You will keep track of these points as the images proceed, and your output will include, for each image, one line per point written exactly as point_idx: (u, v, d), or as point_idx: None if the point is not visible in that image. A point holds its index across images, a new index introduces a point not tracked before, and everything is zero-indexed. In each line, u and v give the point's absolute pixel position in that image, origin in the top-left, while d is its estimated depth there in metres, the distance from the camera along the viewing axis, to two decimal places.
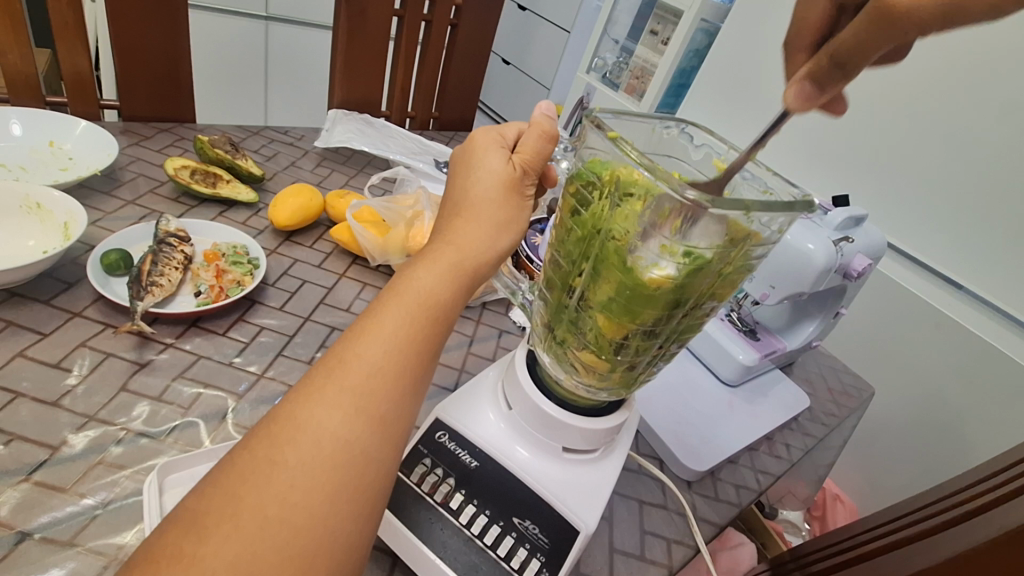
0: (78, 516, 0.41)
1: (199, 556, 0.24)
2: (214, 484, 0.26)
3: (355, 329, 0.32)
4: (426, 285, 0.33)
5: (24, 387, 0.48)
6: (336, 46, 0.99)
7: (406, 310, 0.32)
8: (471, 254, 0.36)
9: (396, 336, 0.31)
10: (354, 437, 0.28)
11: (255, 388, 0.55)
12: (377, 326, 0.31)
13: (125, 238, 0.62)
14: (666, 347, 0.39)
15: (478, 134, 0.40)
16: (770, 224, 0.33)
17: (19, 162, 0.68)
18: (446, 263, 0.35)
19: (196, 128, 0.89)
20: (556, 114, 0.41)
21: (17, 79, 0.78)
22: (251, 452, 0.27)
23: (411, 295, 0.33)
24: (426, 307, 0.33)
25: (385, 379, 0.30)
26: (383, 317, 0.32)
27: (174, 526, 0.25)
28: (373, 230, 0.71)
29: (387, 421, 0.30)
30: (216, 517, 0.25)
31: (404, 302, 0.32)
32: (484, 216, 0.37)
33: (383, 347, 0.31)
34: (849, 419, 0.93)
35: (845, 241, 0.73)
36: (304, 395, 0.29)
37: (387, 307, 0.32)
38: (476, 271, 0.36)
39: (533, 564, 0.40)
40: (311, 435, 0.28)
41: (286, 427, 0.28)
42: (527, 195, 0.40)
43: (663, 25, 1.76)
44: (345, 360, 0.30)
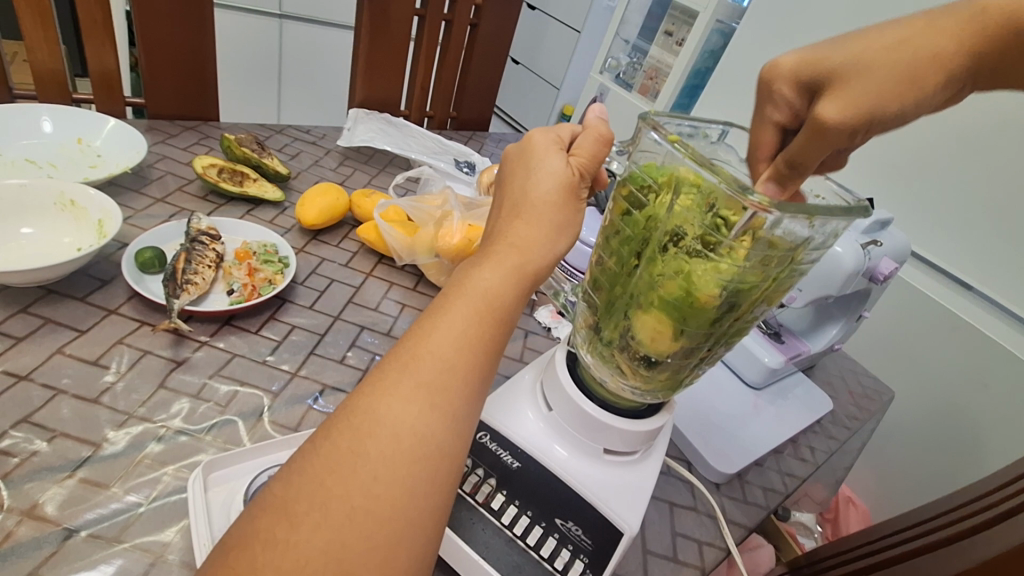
0: (123, 513, 0.42)
1: (291, 542, 0.24)
2: (297, 472, 0.26)
3: (424, 323, 0.32)
4: (493, 282, 0.33)
5: (65, 383, 0.48)
6: (358, 46, 1.00)
7: (474, 307, 0.32)
8: (533, 252, 0.36)
9: (467, 332, 0.31)
10: (431, 432, 0.28)
11: (289, 386, 0.55)
12: (447, 322, 0.31)
13: (158, 236, 0.62)
14: (714, 350, 0.39)
15: (536, 133, 0.40)
16: (828, 228, 0.33)
17: (50, 159, 0.68)
18: (509, 261, 0.35)
19: (220, 126, 0.90)
20: (609, 116, 0.41)
21: (45, 75, 0.78)
22: (332, 442, 0.27)
23: (479, 292, 0.33)
24: (493, 305, 0.33)
25: (457, 374, 0.30)
26: (452, 313, 0.32)
27: (265, 512, 0.25)
28: (401, 229, 0.71)
29: (458, 417, 0.30)
30: (304, 505, 0.25)
31: (472, 299, 0.32)
32: (545, 215, 0.37)
33: (454, 343, 0.31)
34: (870, 423, 0.92)
35: (873, 244, 0.73)
36: (381, 387, 0.29)
37: (455, 303, 0.32)
38: (537, 270, 0.36)
39: (577, 565, 0.41)
40: (389, 429, 0.28)
41: (365, 419, 0.28)
42: (583, 196, 0.40)
43: (677, 25, 1.76)
44: (419, 353, 0.30)
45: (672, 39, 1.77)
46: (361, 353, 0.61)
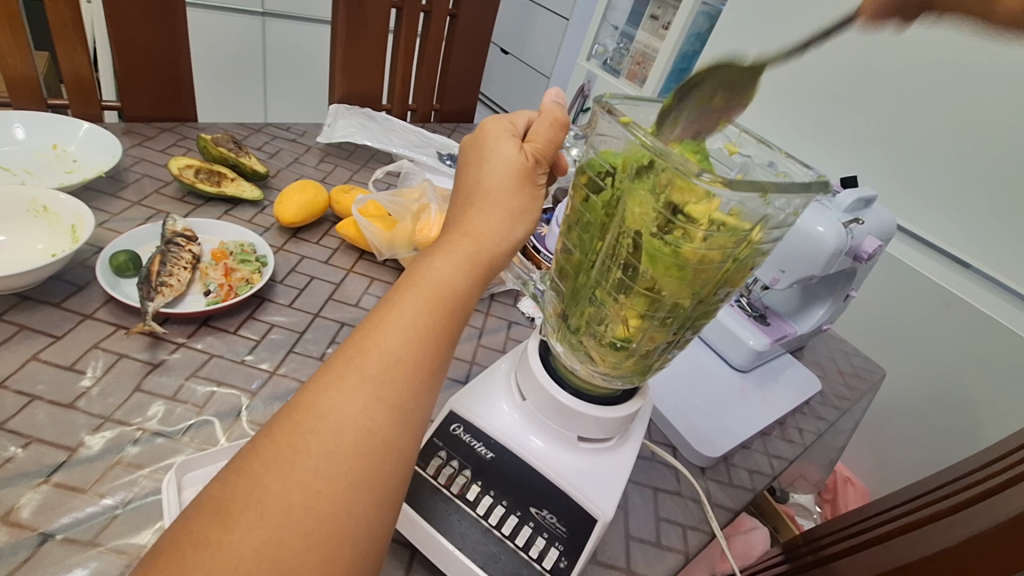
0: (99, 516, 0.42)
1: (227, 541, 0.24)
2: (238, 470, 0.26)
3: (374, 316, 0.32)
4: (444, 273, 0.34)
5: (40, 389, 0.48)
6: (335, 41, 0.99)
7: (425, 299, 0.32)
8: (486, 243, 0.36)
9: (416, 324, 0.31)
10: (378, 425, 0.29)
11: (268, 384, 0.55)
12: (397, 315, 0.31)
13: (133, 239, 0.62)
14: (681, 334, 0.39)
15: (490, 122, 0.40)
16: (786, 206, 0.32)
17: (24, 166, 0.68)
18: (461, 252, 0.35)
19: (198, 127, 0.89)
20: (568, 101, 0.41)
21: (17, 81, 0.78)
22: (275, 439, 0.27)
23: (429, 284, 0.33)
24: (445, 297, 0.33)
25: (406, 367, 0.30)
26: (401, 306, 0.32)
27: (202, 510, 0.25)
28: (379, 223, 0.71)
29: (406, 410, 0.30)
30: (241, 503, 0.25)
31: (421, 291, 0.32)
32: (498, 206, 0.37)
33: (403, 336, 0.31)
34: (861, 402, 0.93)
35: (855, 222, 0.72)
36: (325, 383, 0.29)
37: (405, 295, 0.32)
38: (491, 261, 0.36)
39: (553, 552, 0.41)
40: (333, 424, 0.28)
41: (308, 414, 0.28)
42: (540, 184, 0.40)
43: (663, 9, 1.74)
44: (367, 347, 0.30)
45: (658, 24, 1.75)
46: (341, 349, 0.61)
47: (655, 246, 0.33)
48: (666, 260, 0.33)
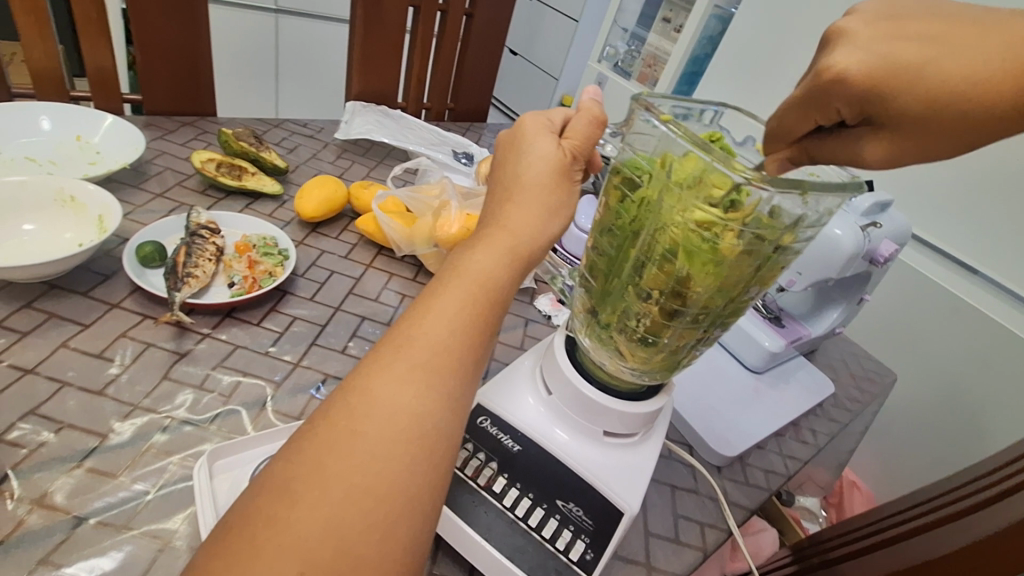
0: (131, 501, 0.42)
1: (290, 519, 0.25)
2: (297, 452, 0.27)
3: (418, 306, 0.33)
4: (486, 264, 0.34)
5: (70, 376, 0.49)
6: (354, 38, 0.99)
7: (467, 290, 0.33)
8: (526, 234, 0.36)
9: (460, 312, 0.32)
10: (427, 411, 0.29)
11: (292, 376, 0.56)
12: (440, 305, 0.32)
13: (158, 231, 0.63)
14: (710, 331, 0.39)
15: (526, 121, 0.40)
16: (820, 206, 0.33)
17: (49, 157, 0.69)
18: (501, 243, 0.35)
19: (218, 121, 0.90)
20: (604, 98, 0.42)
21: (42, 74, 0.78)
22: (331, 422, 0.28)
23: (473, 275, 0.34)
24: (488, 286, 0.34)
25: (451, 355, 0.31)
26: (447, 296, 0.32)
27: (264, 490, 0.26)
28: (400, 220, 0.71)
29: (452, 396, 0.30)
30: (302, 483, 0.26)
31: (466, 282, 0.33)
32: (535, 200, 0.37)
33: (447, 324, 0.31)
34: (871, 405, 0.93)
35: (872, 226, 0.73)
36: (376, 369, 0.30)
37: (448, 285, 0.33)
38: (531, 252, 0.37)
39: (579, 545, 0.41)
40: (386, 409, 0.28)
41: (361, 398, 0.29)
42: (575, 179, 0.40)
43: (675, 12, 1.75)
44: (412, 335, 0.31)
45: (670, 26, 1.76)
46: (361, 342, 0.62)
47: (692, 243, 0.33)
48: (702, 256, 0.33)
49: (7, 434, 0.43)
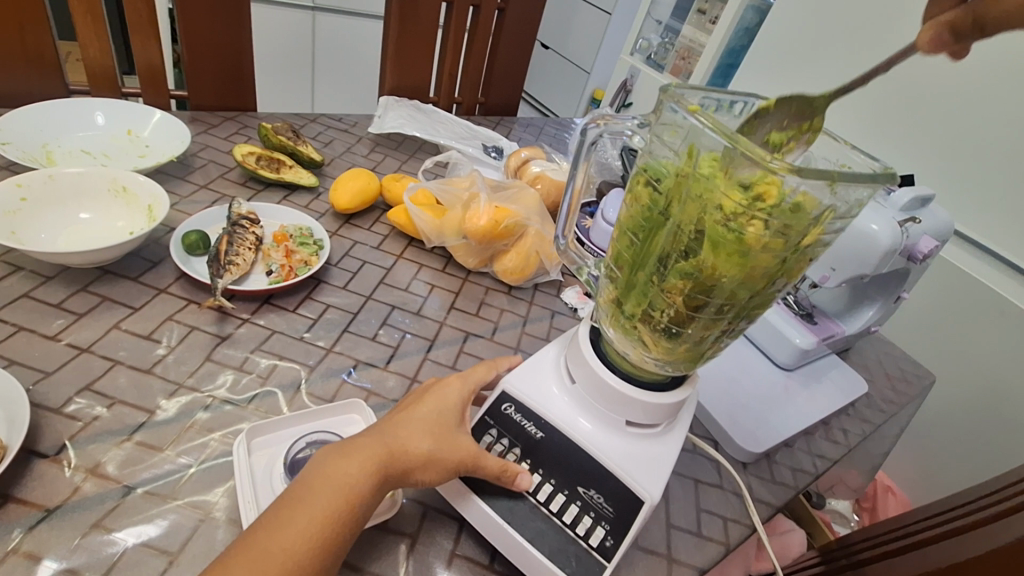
0: (176, 473, 0.45)
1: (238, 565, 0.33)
2: (264, 516, 0.35)
3: (332, 453, 0.39)
4: (395, 433, 0.41)
5: (122, 355, 0.52)
6: (388, 34, 1.01)
7: (372, 453, 0.39)
8: (440, 416, 0.43)
9: (362, 471, 0.38)
10: (305, 556, 0.34)
11: (325, 361, 0.58)
12: (348, 459, 0.38)
13: (202, 220, 0.66)
14: (735, 323, 0.39)
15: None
16: (851, 197, 0.33)
17: (102, 150, 0.73)
18: (416, 419, 0.42)
19: (258, 116, 0.93)
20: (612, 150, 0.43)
21: (97, 71, 0.83)
22: (294, 495, 0.36)
23: (429, 408, 0.43)
24: (391, 453, 0.39)
25: (344, 508, 0.36)
26: (407, 420, 0.42)
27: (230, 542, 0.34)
28: (430, 211, 0.73)
29: (334, 547, 0.35)
30: (256, 540, 0.34)
31: (423, 412, 0.42)
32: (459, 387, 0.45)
33: (350, 479, 0.37)
34: (907, 407, 0.90)
35: (912, 221, 0.70)
36: (340, 455, 0.39)
37: (360, 446, 0.39)
38: (448, 426, 0.42)
39: (599, 531, 0.42)
40: (333, 487, 0.37)
41: (321, 477, 0.37)
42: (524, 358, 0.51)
43: (711, 3, 1.71)
44: (317, 482, 0.37)
45: (705, 18, 1.73)
46: (391, 331, 0.64)
47: (718, 234, 0.33)
48: (729, 246, 0.33)
49: (66, 407, 0.47)
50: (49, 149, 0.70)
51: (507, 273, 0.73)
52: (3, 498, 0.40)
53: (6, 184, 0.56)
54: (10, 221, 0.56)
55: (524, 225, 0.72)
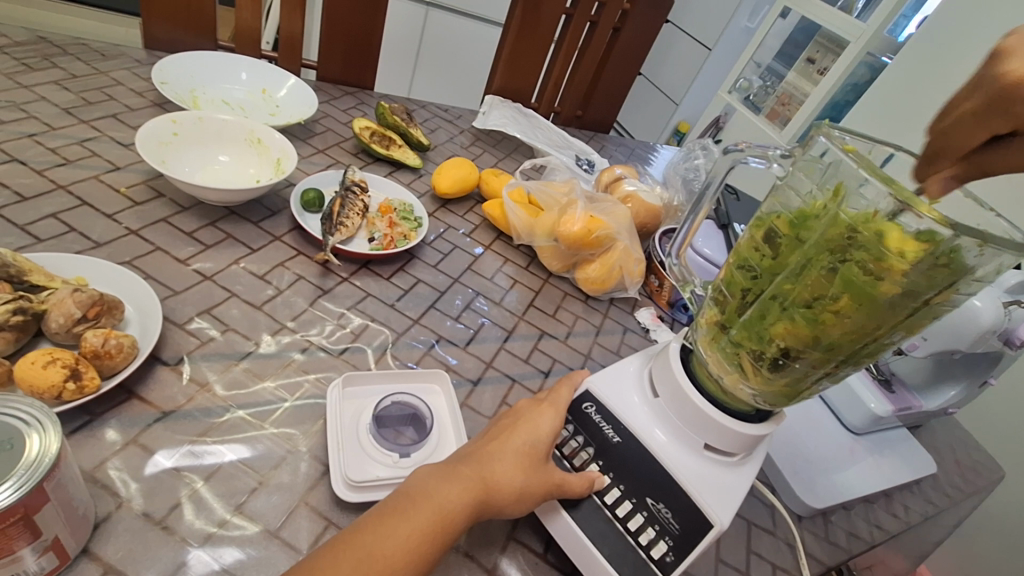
0: (272, 404, 0.49)
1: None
2: (355, 529, 0.35)
3: (430, 474, 0.39)
4: (492, 463, 0.40)
5: (238, 289, 0.56)
6: (506, 37, 1.05)
7: (471, 482, 0.39)
8: (536, 449, 0.42)
9: (460, 500, 0.38)
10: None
11: (411, 331, 0.61)
12: (446, 483, 0.38)
13: (320, 181, 0.70)
14: (841, 368, 0.39)
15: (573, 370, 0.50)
16: (996, 259, 0.32)
17: (240, 102, 0.79)
18: (514, 450, 0.42)
19: (374, 95, 0.98)
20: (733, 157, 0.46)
21: (245, 32, 0.90)
22: (387, 514, 0.36)
23: (521, 439, 0.43)
24: (491, 480, 0.39)
25: (444, 532, 0.37)
26: (501, 451, 0.41)
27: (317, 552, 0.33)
28: (526, 210, 0.75)
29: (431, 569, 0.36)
30: (349, 554, 0.33)
31: (516, 443, 0.42)
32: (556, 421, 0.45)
33: (448, 506, 0.37)
34: (973, 499, 0.86)
35: (1017, 305, 0.68)
36: (434, 480, 0.38)
37: (456, 472, 0.39)
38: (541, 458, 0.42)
39: (661, 545, 0.42)
40: (428, 513, 0.36)
41: (415, 501, 0.37)
42: None
43: (822, 53, 1.71)
44: (417, 502, 0.37)
45: (813, 67, 1.73)
46: (473, 315, 0.66)
47: (853, 272, 0.33)
48: (860, 287, 0.33)
49: (187, 324, 0.51)
50: (196, 95, 0.76)
51: (589, 281, 0.74)
52: (129, 393, 0.45)
53: (164, 118, 0.62)
54: (162, 151, 0.62)
55: (615, 239, 0.73)
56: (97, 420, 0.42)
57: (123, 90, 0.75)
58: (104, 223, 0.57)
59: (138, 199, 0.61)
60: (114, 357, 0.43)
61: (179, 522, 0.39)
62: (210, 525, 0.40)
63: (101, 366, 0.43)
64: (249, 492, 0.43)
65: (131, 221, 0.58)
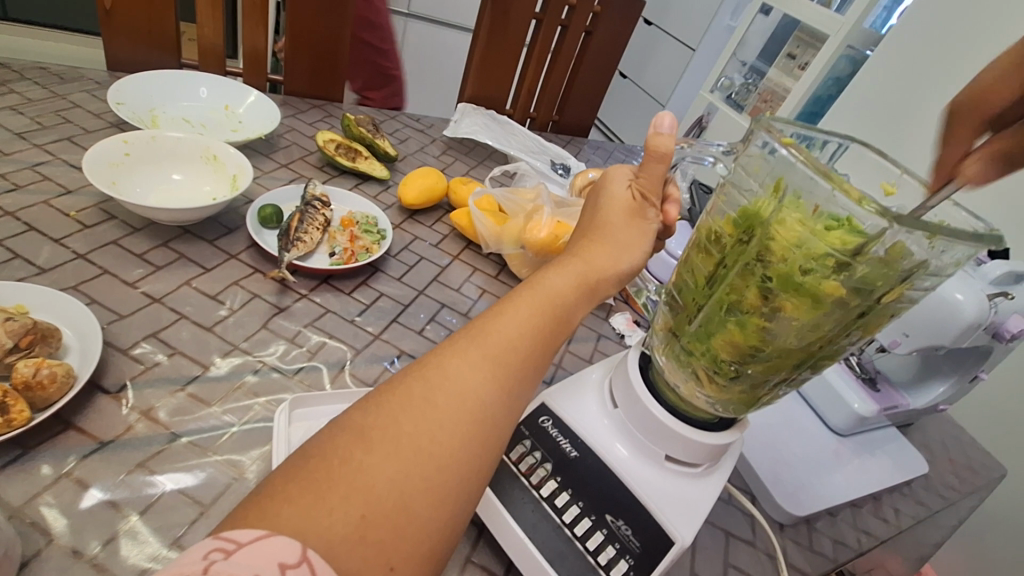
0: (218, 429, 0.47)
1: (367, 462, 0.27)
2: (373, 408, 0.30)
3: (451, 349, 0.33)
4: (533, 312, 0.36)
5: (188, 310, 0.55)
6: (475, 44, 1.04)
7: (497, 346, 0.34)
8: (594, 268, 0.40)
9: (487, 367, 0.33)
10: (491, 406, 0.32)
11: (371, 346, 0.59)
12: (467, 356, 0.33)
13: (279, 197, 0.69)
14: (798, 372, 0.37)
15: (611, 169, 0.45)
16: (948, 253, 0.30)
17: (201, 120, 0.78)
18: (570, 271, 0.40)
19: (343, 108, 0.97)
20: (676, 128, 0.40)
21: (208, 49, 0.89)
22: (407, 389, 0.31)
23: (543, 293, 0.37)
24: (557, 313, 0.37)
25: (520, 363, 0.34)
26: (521, 308, 0.36)
27: (342, 434, 0.28)
28: (493, 217, 0.73)
29: (514, 400, 0.34)
30: (377, 433, 0.29)
31: (536, 297, 0.37)
32: (613, 238, 0.42)
33: (477, 371, 0.32)
34: (970, 499, 0.83)
35: (1002, 297, 0.66)
36: (451, 351, 0.33)
37: (480, 339, 0.34)
38: (597, 288, 0.40)
39: (621, 565, 0.40)
40: (456, 388, 0.31)
41: (435, 373, 0.32)
42: (650, 218, 0.43)
43: (802, 48, 1.69)
44: (442, 376, 0.32)
45: (794, 62, 1.72)
46: (438, 327, 0.64)
47: (796, 272, 0.32)
48: (804, 287, 0.32)
49: (132, 349, 0.50)
50: (155, 114, 0.75)
51: None
52: (65, 424, 0.43)
53: (115, 139, 0.61)
54: (113, 172, 0.61)
55: None
56: (29, 454, 0.41)
57: (80, 112, 0.74)
58: (51, 248, 0.55)
59: (88, 222, 0.59)
60: (47, 387, 0.41)
61: (111, 559, 0.37)
62: (145, 559, 0.38)
63: (33, 398, 0.41)
64: (188, 524, 0.41)
65: (79, 244, 0.57)
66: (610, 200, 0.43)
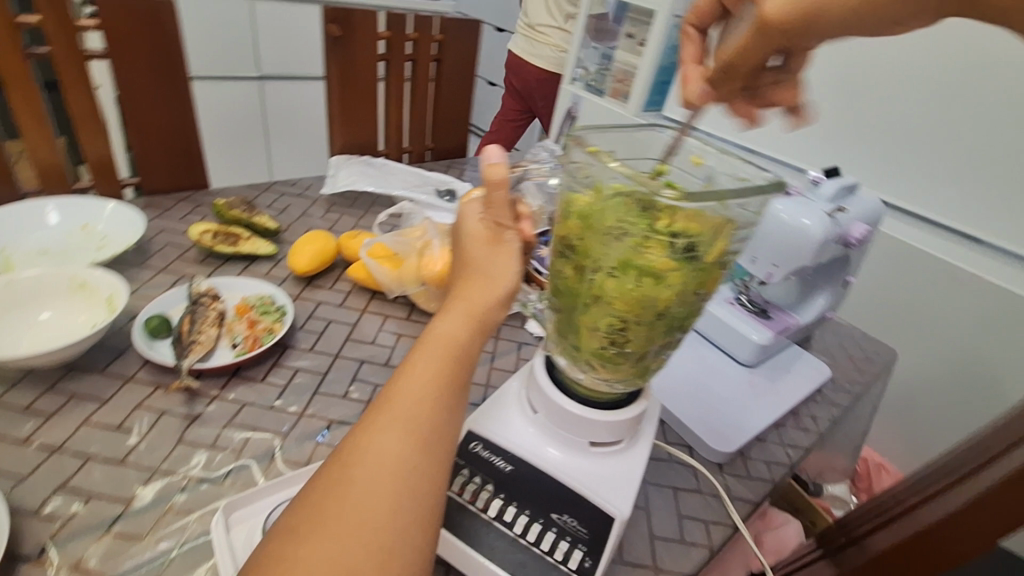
0: (156, 559, 0.45)
1: (301, 556, 0.30)
2: (302, 506, 0.33)
3: (362, 426, 0.36)
4: (429, 364, 0.38)
5: (94, 450, 0.52)
6: (331, 97, 1.05)
7: (403, 406, 0.36)
8: (476, 302, 0.42)
9: (397, 429, 0.35)
10: (410, 462, 0.34)
11: (298, 425, 0.59)
12: (377, 426, 0.35)
13: (163, 304, 0.67)
14: (671, 335, 0.42)
15: (463, 206, 0.48)
16: (746, 208, 0.36)
17: (59, 248, 0.74)
18: (455, 313, 0.42)
19: (212, 193, 0.95)
20: (504, 155, 0.44)
21: (48, 171, 0.84)
22: (329, 476, 0.33)
23: (436, 342, 0.40)
24: (455, 355, 0.39)
25: (429, 412, 0.36)
26: (419, 364, 0.38)
27: (278, 539, 0.31)
28: (387, 264, 0.75)
29: (435, 447, 0.35)
30: (307, 528, 0.31)
31: (430, 349, 0.39)
32: (484, 269, 0.44)
33: (388, 437, 0.35)
34: (875, 385, 0.94)
35: (840, 210, 0.76)
36: (363, 427, 0.35)
37: (386, 405, 0.36)
38: (486, 318, 0.42)
39: (577, 554, 0.43)
40: (372, 458, 0.34)
41: (350, 453, 0.34)
42: (511, 238, 0.45)
43: (636, 26, 1.82)
44: (357, 453, 0.34)
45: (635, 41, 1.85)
46: (362, 385, 0.65)
47: (635, 258, 0.36)
48: (644, 269, 0.36)
49: (42, 509, 0.47)
50: (5, 256, 0.71)
51: None
52: None
53: None
54: None
55: None
56: None
57: None
58: None
59: None
60: None
61: None
62: None
63: None
64: None
65: None
66: (472, 234, 0.46)
